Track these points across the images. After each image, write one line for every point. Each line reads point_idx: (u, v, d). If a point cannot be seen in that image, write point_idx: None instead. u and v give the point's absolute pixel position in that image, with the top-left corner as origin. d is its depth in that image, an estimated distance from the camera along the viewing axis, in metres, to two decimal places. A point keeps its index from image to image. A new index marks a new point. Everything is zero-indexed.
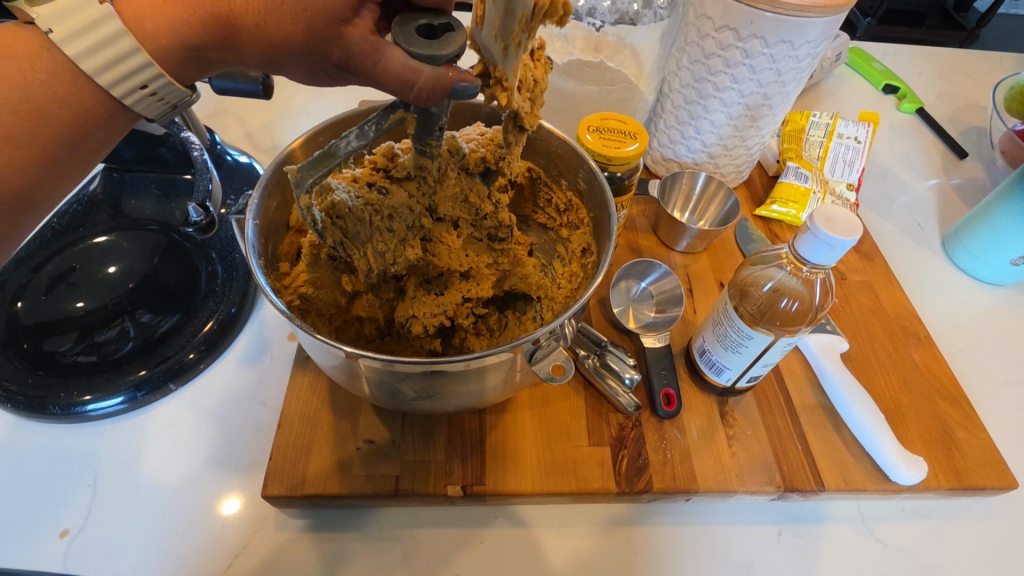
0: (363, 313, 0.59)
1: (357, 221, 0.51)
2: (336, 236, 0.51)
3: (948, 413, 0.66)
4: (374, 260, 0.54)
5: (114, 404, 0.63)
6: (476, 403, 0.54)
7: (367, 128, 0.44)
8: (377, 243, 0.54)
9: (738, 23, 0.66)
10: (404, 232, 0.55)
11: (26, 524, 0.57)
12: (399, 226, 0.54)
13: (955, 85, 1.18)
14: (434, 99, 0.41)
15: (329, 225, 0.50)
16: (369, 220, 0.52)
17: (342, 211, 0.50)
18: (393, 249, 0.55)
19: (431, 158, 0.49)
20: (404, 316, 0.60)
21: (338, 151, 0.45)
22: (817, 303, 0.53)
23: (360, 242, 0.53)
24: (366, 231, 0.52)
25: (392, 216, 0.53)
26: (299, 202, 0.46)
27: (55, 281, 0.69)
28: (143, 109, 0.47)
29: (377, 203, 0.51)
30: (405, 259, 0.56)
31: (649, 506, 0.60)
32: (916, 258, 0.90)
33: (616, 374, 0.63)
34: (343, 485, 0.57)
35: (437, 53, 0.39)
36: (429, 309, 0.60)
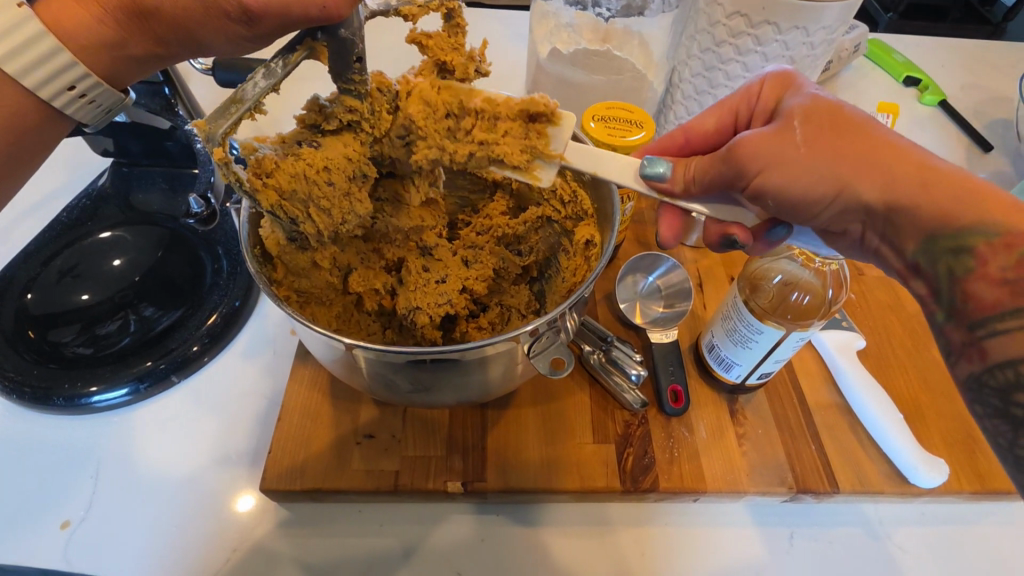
0: (361, 286, 0.58)
1: (291, 177, 0.46)
2: (272, 200, 0.46)
3: (971, 413, 0.63)
4: (320, 220, 0.49)
5: (118, 396, 0.63)
6: (476, 398, 0.53)
7: (273, 65, 0.41)
8: (321, 200, 0.48)
9: (750, 9, 0.64)
10: (348, 185, 0.49)
11: (29, 515, 0.57)
12: (339, 177, 0.48)
13: (980, 77, 1.13)
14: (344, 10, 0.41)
15: (260, 187, 0.45)
16: (306, 174, 0.47)
17: (271, 168, 0.46)
18: (338, 206, 0.49)
19: (357, 97, 0.47)
20: (407, 307, 0.58)
21: (246, 95, 0.41)
22: (830, 296, 0.52)
23: (302, 201, 0.47)
24: (305, 188, 0.47)
25: (330, 168, 0.48)
26: (215, 157, 0.41)
27: (63, 273, 0.69)
28: (79, 114, 0.48)
29: (309, 155, 0.47)
30: (355, 216, 0.51)
31: (655, 507, 0.58)
32: None
33: (621, 370, 0.61)
34: (341, 481, 0.56)
35: None
36: (432, 299, 0.58)
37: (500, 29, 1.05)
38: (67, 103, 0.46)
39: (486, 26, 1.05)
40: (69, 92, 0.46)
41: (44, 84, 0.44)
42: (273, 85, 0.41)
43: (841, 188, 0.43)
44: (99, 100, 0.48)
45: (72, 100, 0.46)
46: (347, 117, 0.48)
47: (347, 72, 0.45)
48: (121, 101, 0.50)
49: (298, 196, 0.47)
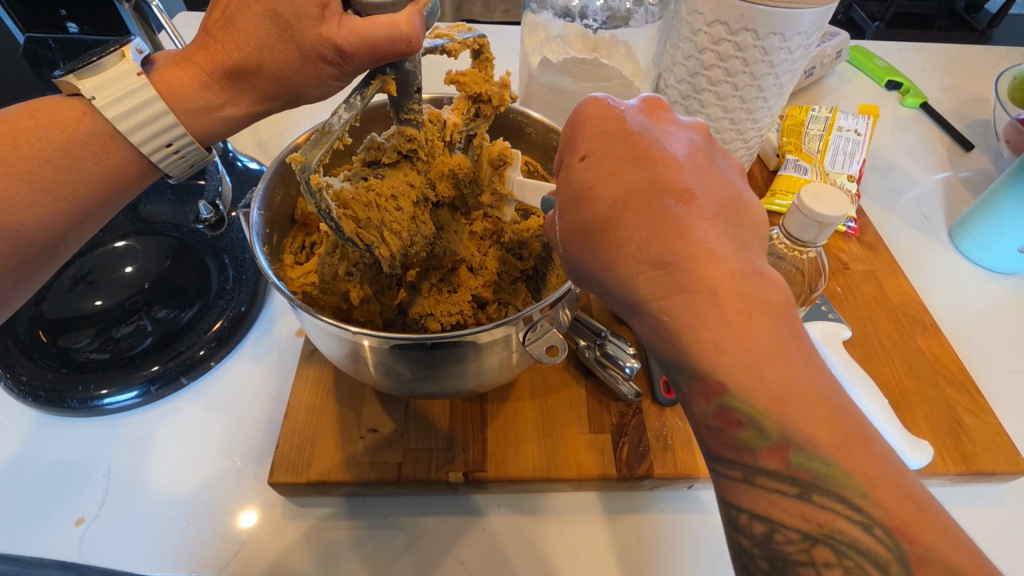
0: (363, 318, 0.59)
1: (365, 206, 0.51)
2: (352, 227, 0.50)
3: (955, 398, 0.65)
4: (394, 242, 0.52)
5: (129, 398, 0.65)
6: (475, 389, 0.55)
7: (352, 99, 0.45)
8: (392, 224, 0.52)
9: (728, 17, 0.67)
10: (413, 210, 0.53)
11: (45, 513, 0.59)
12: (406, 201, 0.53)
13: (960, 80, 1.17)
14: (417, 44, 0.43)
15: (342, 215, 0.50)
16: (376, 202, 0.51)
17: (348, 200, 0.50)
18: (407, 228, 0.53)
19: (416, 128, 0.53)
20: (420, 313, 0.60)
21: (334, 126, 0.45)
22: (809, 284, 0.54)
23: (376, 227, 0.51)
24: (378, 215, 0.51)
25: (396, 195, 0.52)
26: (308, 181, 0.46)
27: (76, 281, 0.72)
28: (166, 167, 0.50)
29: (377, 184, 0.52)
30: (422, 237, 0.54)
31: (651, 494, 0.60)
32: (922, 249, 0.89)
33: (615, 363, 0.63)
34: (347, 473, 0.58)
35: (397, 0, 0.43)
36: (444, 307, 0.60)
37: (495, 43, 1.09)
38: (159, 156, 0.49)
39: None
40: (165, 148, 0.48)
41: (140, 138, 0.47)
42: (355, 115, 0.45)
43: (704, 324, 0.34)
44: (190, 158, 0.50)
45: (165, 155, 0.49)
46: (406, 147, 0.53)
47: (404, 103, 0.50)
48: (204, 159, 0.52)
49: (373, 223, 0.51)
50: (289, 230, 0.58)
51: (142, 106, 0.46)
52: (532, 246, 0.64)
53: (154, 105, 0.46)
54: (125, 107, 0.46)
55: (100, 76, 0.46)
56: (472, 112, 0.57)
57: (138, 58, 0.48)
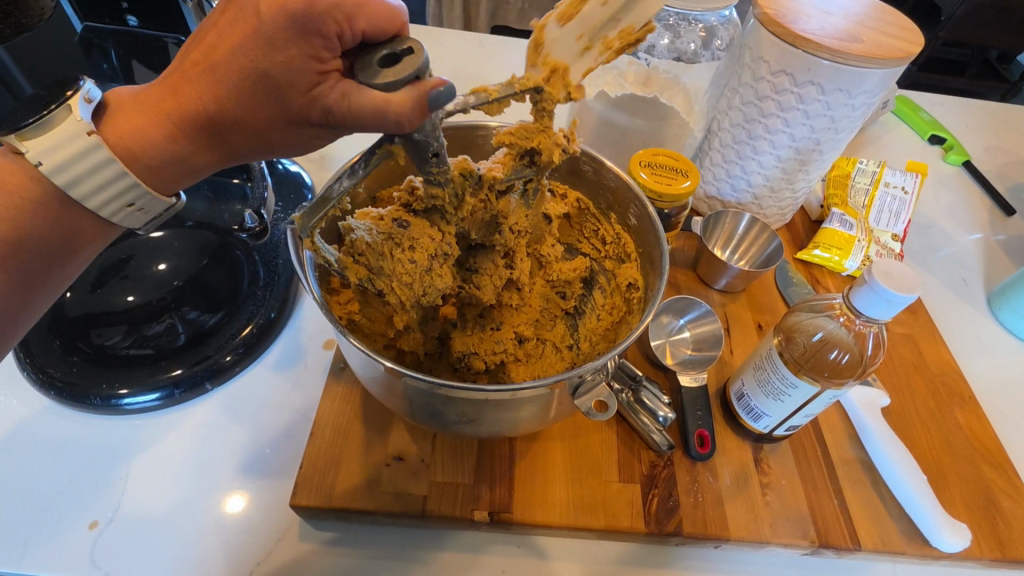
0: (408, 347, 0.58)
1: (379, 256, 0.50)
2: (361, 274, 0.50)
3: (992, 478, 0.64)
4: (402, 293, 0.51)
5: (151, 400, 0.64)
6: (511, 432, 0.54)
7: (356, 166, 0.45)
8: (404, 276, 0.50)
9: (795, 68, 0.66)
10: (429, 263, 0.51)
11: (58, 512, 0.58)
12: (421, 255, 0.51)
13: (1003, 140, 1.16)
14: (416, 120, 0.41)
15: (350, 264, 0.50)
16: (391, 253, 0.50)
17: (362, 248, 0.50)
18: (420, 280, 0.51)
19: (442, 186, 0.49)
20: (463, 351, 0.60)
21: (332, 192, 0.46)
22: (867, 357, 0.52)
23: (387, 278, 0.50)
24: (389, 265, 0.50)
25: (414, 247, 0.51)
26: (302, 245, 0.47)
27: (106, 273, 0.71)
28: (126, 221, 0.50)
29: (396, 235, 0.50)
30: (436, 290, 0.53)
31: (677, 550, 0.58)
32: (959, 313, 0.88)
33: (649, 411, 0.62)
34: (370, 502, 0.56)
35: (391, 79, 0.40)
36: (489, 346, 0.60)
37: None
38: (117, 214, 0.49)
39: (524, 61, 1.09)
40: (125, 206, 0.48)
41: (98, 203, 0.47)
42: (357, 182, 0.45)
43: None
44: (148, 211, 0.51)
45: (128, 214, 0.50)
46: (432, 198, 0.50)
47: (423, 156, 0.45)
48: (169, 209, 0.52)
49: (385, 274, 0.50)
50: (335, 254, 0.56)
51: (104, 170, 0.46)
52: (574, 281, 0.64)
53: (115, 171, 0.46)
54: (81, 171, 0.45)
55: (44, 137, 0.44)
56: (522, 159, 0.51)
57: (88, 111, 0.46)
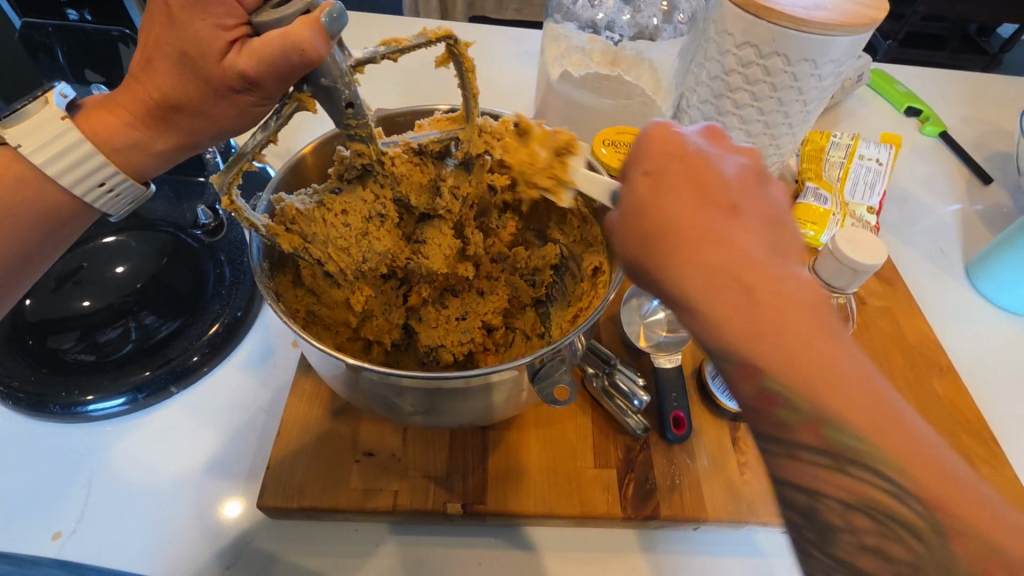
0: (373, 335, 0.57)
1: (311, 223, 0.50)
2: (294, 242, 0.49)
3: (971, 447, 0.64)
4: (339, 258, 0.51)
5: (114, 406, 0.62)
6: (478, 423, 0.52)
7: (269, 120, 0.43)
8: (337, 241, 0.51)
9: (759, 40, 0.64)
10: (366, 225, 0.52)
11: (20, 524, 0.56)
12: (357, 218, 0.51)
13: (980, 111, 1.15)
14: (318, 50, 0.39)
15: (281, 232, 0.48)
16: (324, 219, 0.50)
17: (294, 216, 0.49)
18: (356, 245, 0.51)
19: (366, 143, 0.49)
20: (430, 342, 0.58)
21: (246, 147, 0.43)
22: None
23: (322, 243, 0.50)
24: (323, 231, 0.50)
25: (348, 211, 0.51)
26: (226, 206, 0.44)
27: (63, 278, 0.69)
28: (103, 205, 0.48)
29: (329, 201, 0.51)
30: (376, 254, 0.52)
31: (655, 534, 0.57)
32: (938, 284, 0.87)
33: (624, 395, 0.61)
34: (340, 499, 0.55)
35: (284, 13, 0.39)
36: (455, 336, 0.59)
37: (511, 51, 1.07)
38: (96, 198, 0.48)
39: (493, 47, 1.07)
40: (98, 186, 0.47)
41: (72, 181, 0.46)
42: (270, 136, 0.43)
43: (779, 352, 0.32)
44: (127, 195, 0.49)
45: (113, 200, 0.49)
46: (360, 163, 0.50)
47: (342, 118, 0.45)
48: (143, 194, 0.51)
49: (317, 237, 0.50)
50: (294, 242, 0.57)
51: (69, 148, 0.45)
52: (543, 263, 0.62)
53: (81, 147, 0.45)
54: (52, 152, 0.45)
55: (24, 124, 0.44)
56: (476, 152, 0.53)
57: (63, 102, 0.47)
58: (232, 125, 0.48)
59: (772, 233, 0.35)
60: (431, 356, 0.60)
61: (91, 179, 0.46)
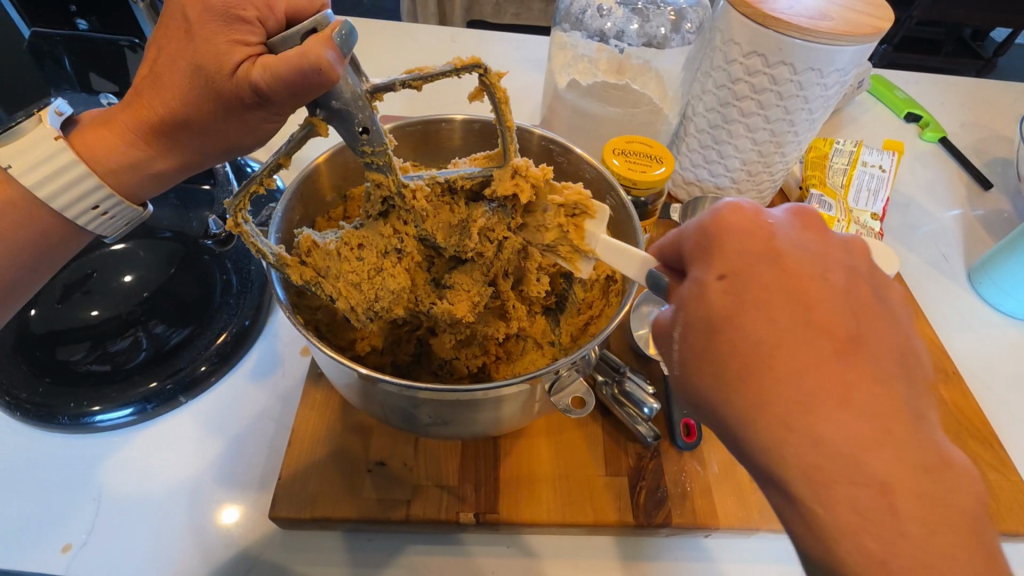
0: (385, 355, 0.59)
1: (327, 256, 0.49)
2: (306, 275, 0.49)
3: (977, 452, 0.64)
4: (348, 295, 0.49)
5: (123, 416, 0.62)
6: (491, 432, 0.53)
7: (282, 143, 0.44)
8: (348, 274, 0.49)
9: (766, 49, 0.65)
10: (381, 260, 0.51)
11: (30, 537, 0.56)
12: (371, 254, 0.50)
13: (978, 116, 1.16)
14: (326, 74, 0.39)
15: (294, 263, 0.48)
16: (340, 253, 0.50)
17: (311, 248, 0.49)
18: (370, 282, 0.50)
19: (384, 174, 0.48)
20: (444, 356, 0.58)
21: (257, 169, 0.44)
22: None
23: (334, 276, 0.49)
24: (337, 265, 0.49)
25: (365, 246, 0.51)
26: (230, 227, 0.45)
27: (70, 288, 0.69)
28: (95, 227, 0.50)
29: (348, 235, 0.50)
30: (387, 291, 0.50)
31: (666, 541, 0.58)
32: (941, 289, 0.88)
33: (635, 402, 0.60)
34: (352, 510, 0.55)
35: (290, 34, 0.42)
36: (469, 352, 0.59)
37: (513, 57, 1.07)
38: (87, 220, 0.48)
39: (496, 53, 1.07)
40: (92, 209, 0.48)
41: (64, 204, 0.47)
42: (280, 159, 0.44)
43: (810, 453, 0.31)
44: (121, 218, 0.50)
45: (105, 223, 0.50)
46: (380, 194, 0.50)
47: (356, 144, 0.45)
48: (137, 215, 0.52)
49: (331, 271, 0.49)
50: None
51: (62, 168, 0.45)
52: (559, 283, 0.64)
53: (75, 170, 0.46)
54: (43, 174, 0.45)
55: (13, 145, 0.45)
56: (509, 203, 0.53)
57: (56, 122, 0.47)
58: (246, 136, 0.48)
59: (858, 318, 0.35)
60: (445, 368, 0.61)
61: (87, 203, 0.47)
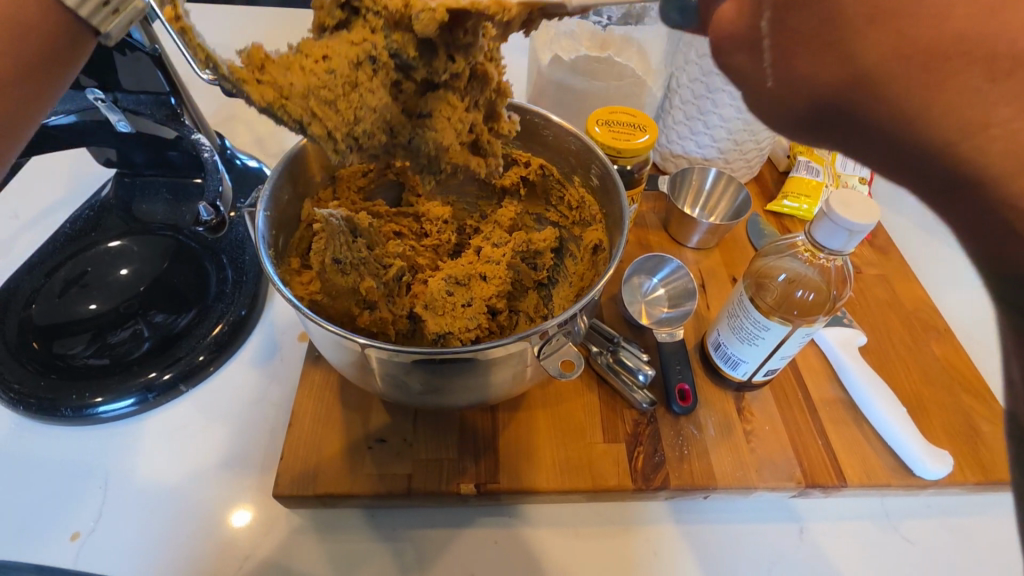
0: (374, 328, 0.58)
1: (285, 68, 0.40)
2: (264, 95, 0.39)
3: (972, 406, 0.65)
4: (317, 106, 0.40)
5: (125, 406, 0.63)
6: (486, 401, 0.53)
7: None
8: (322, 93, 0.40)
9: None
10: (353, 73, 0.41)
11: (38, 526, 0.57)
12: (340, 61, 0.41)
13: None
14: None
15: (250, 80, 0.39)
16: (300, 66, 0.40)
17: (263, 61, 0.40)
18: (341, 92, 0.41)
19: None
20: (437, 332, 0.58)
21: None
22: (834, 293, 0.53)
23: (301, 99, 0.40)
24: (297, 76, 0.40)
25: (330, 57, 0.41)
26: (170, 22, 0.35)
27: (68, 284, 0.70)
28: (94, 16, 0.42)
29: (307, 46, 0.41)
30: (368, 107, 0.42)
31: (666, 505, 0.59)
32: (932, 251, 0.88)
33: (630, 370, 0.61)
34: (354, 485, 0.56)
35: None
36: (461, 323, 0.58)
37: None
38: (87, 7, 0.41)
39: None
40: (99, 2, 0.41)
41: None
42: None
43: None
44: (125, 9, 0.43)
45: (107, 18, 0.43)
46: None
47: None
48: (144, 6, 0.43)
49: (296, 90, 0.40)
50: (295, 230, 0.59)
51: None
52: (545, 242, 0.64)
53: None
54: None
55: None
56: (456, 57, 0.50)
57: None
58: None
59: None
60: (439, 343, 0.59)
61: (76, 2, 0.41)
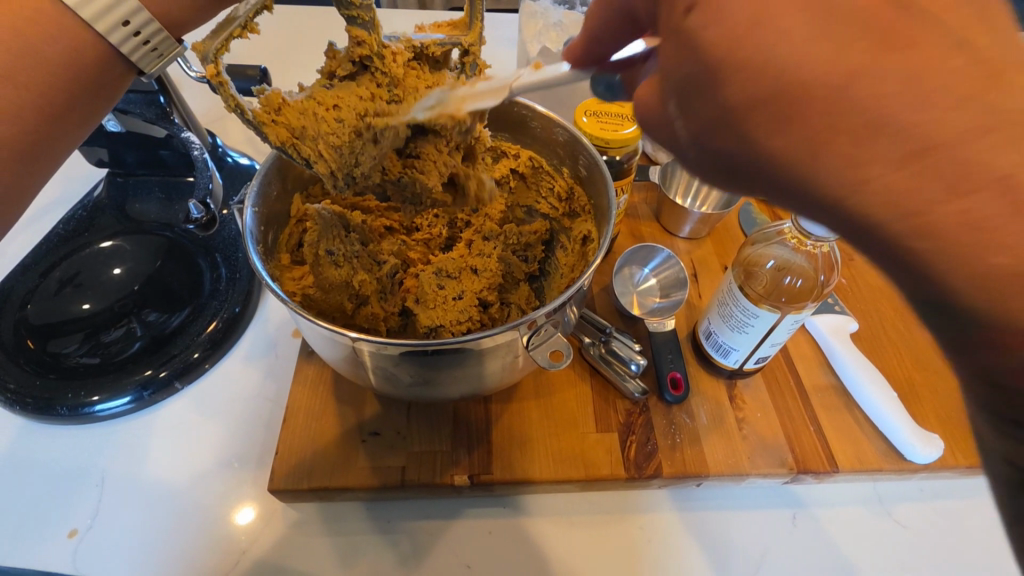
0: (367, 323, 0.59)
1: (300, 115, 0.47)
2: (282, 137, 0.46)
3: None
4: (328, 156, 0.48)
5: (121, 404, 0.63)
6: (478, 392, 0.54)
7: None
8: (329, 138, 0.47)
9: None
10: (358, 125, 0.48)
11: (37, 524, 0.57)
12: (347, 115, 0.48)
13: None
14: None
15: (267, 122, 0.46)
16: (313, 112, 0.47)
17: (279, 105, 0.46)
18: (346, 143, 0.48)
19: (365, 31, 0.47)
20: (428, 326, 0.57)
21: (238, 14, 0.43)
22: (822, 278, 0.53)
23: (313, 140, 0.47)
24: (311, 125, 0.47)
25: (339, 107, 0.48)
26: (209, 76, 0.42)
27: (62, 283, 0.70)
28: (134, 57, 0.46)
29: (320, 95, 0.48)
30: (367, 157, 0.50)
31: (659, 493, 0.59)
32: None
33: (622, 360, 0.62)
34: (349, 478, 0.56)
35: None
36: (453, 316, 0.58)
37: (490, 36, 1.08)
38: (133, 50, 0.45)
39: None
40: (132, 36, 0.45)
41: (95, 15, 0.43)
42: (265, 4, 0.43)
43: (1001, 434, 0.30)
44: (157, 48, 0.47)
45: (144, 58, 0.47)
46: (359, 55, 0.48)
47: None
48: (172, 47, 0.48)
49: (306, 133, 0.47)
50: (286, 226, 0.59)
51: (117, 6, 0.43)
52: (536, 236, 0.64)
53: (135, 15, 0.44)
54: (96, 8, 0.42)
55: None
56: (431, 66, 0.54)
57: None
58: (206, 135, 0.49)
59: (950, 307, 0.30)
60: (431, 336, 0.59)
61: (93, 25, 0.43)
